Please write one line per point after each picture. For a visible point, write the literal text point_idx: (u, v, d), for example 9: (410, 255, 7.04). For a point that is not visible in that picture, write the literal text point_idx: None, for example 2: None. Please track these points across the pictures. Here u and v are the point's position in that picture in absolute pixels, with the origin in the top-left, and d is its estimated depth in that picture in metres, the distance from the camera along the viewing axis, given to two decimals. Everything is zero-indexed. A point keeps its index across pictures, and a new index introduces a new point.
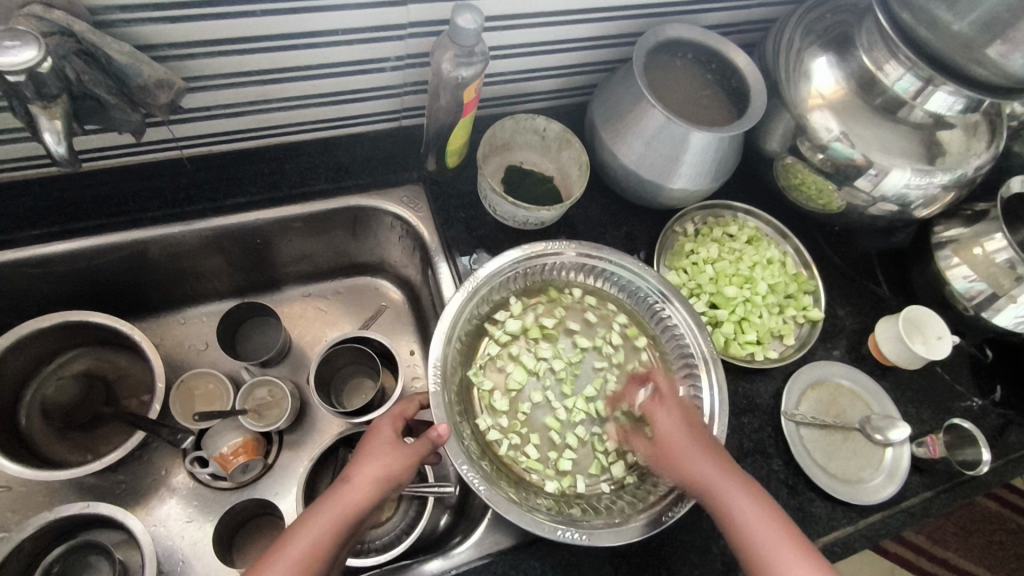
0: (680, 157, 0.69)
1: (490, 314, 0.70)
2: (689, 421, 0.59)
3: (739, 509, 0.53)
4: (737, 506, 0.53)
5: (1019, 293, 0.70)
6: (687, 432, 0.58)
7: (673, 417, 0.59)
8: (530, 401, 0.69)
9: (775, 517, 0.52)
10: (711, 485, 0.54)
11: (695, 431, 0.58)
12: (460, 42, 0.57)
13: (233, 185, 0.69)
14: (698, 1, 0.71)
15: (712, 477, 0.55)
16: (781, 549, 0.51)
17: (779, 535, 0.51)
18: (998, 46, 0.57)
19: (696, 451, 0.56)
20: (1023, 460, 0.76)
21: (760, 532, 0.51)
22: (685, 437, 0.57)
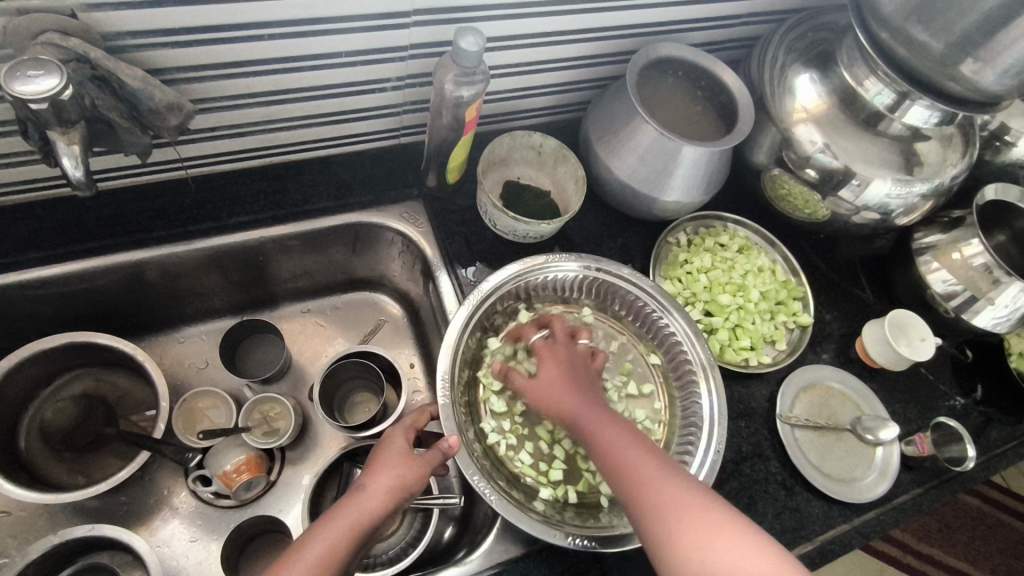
0: (673, 170, 0.71)
1: (496, 325, 0.71)
2: (565, 364, 0.64)
3: (599, 430, 0.57)
4: (598, 427, 0.57)
5: (996, 295, 0.74)
6: (557, 373, 0.63)
7: (551, 360, 0.64)
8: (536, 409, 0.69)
9: (636, 438, 0.56)
10: (576, 415, 0.59)
11: (568, 370, 0.63)
12: (462, 64, 0.59)
13: (237, 204, 0.70)
14: (686, 20, 0.74)
15: (578, 409, 0.59)
16: (645, 464, 0.54)
17: (635, 452, 0.55)
18: (971, 63, 0.60)
19: (565, 388, 0.61)
20: (1004, 455, 0.80)
21: (618, 445, 0.55)
22: (555, 376, 0.63)
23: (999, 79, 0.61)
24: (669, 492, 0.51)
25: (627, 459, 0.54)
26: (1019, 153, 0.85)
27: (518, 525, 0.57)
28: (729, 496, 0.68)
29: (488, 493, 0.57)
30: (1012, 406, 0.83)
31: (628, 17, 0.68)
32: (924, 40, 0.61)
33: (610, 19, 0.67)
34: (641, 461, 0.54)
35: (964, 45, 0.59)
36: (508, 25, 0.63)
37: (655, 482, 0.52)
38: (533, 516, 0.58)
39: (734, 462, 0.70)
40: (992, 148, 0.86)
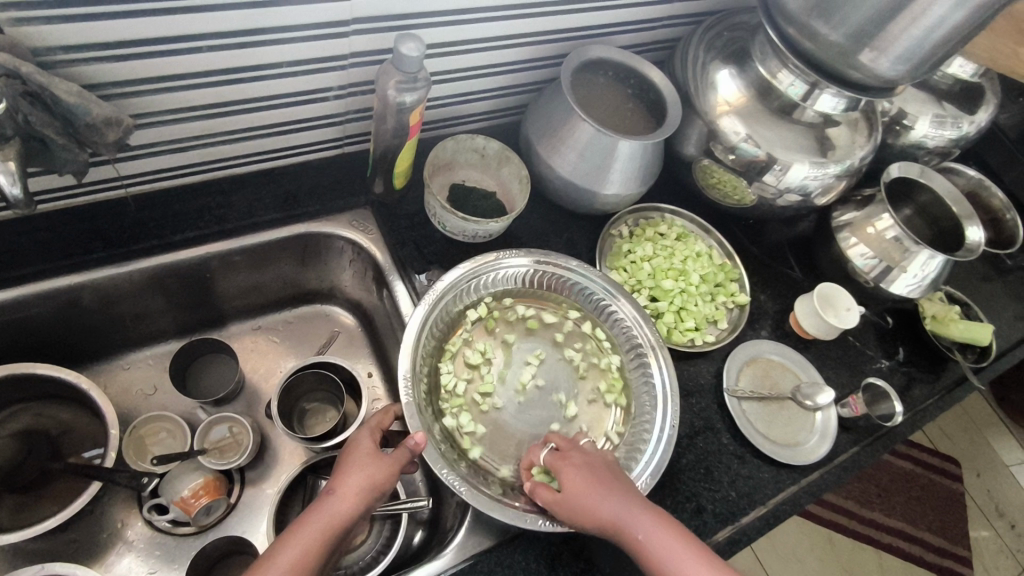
0: (612, 165, 0.75)
1: (455, 322, 0.71)
2: (594, 466, 0.59)
3: (654, 543, 0.54)
4: (652, 540, 0.54)
5: (908, 263, 0.81)
6: (590, 478, 0.58)
7: (576, 464, 0.59)
8: (501, 402, 0.70)
9: (691, 543, 0.54)
10: (625, 526, 0.55)
11: (600, 474, 0.58)
12: (404, 70, 0.61)
13: (179, 220, 0.68)
14: (613, 24, 0.78)
15: (627, 519, 0.55)
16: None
17: (698, 563, 0.52)
18: (868, 53, 0.66)
19: (606, 494, 0.56)
20: (927, 410, 0.87)
21: (680, 558, 0.52)
22: (589, 482, 0.57)
23: (894, 66, 0.67)
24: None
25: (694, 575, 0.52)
26: (916, 135, 0.94)
27: (489, 514, 0.59)
28: (687, 469, 0.71)
29: (457, 486, 0.58)
30: (930, 365, 0.90)
31: (558, 22, 0.72)
32: (827, 33, 0.67)
33: (542, 24, 0.71)
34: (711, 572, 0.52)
35: (861, 37, 0.66)
36: (445, 31, 0.65)
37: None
38: (504, 504, 0.60)
39: (689, 437, 0.73)
40: (893, 132, 0.95)
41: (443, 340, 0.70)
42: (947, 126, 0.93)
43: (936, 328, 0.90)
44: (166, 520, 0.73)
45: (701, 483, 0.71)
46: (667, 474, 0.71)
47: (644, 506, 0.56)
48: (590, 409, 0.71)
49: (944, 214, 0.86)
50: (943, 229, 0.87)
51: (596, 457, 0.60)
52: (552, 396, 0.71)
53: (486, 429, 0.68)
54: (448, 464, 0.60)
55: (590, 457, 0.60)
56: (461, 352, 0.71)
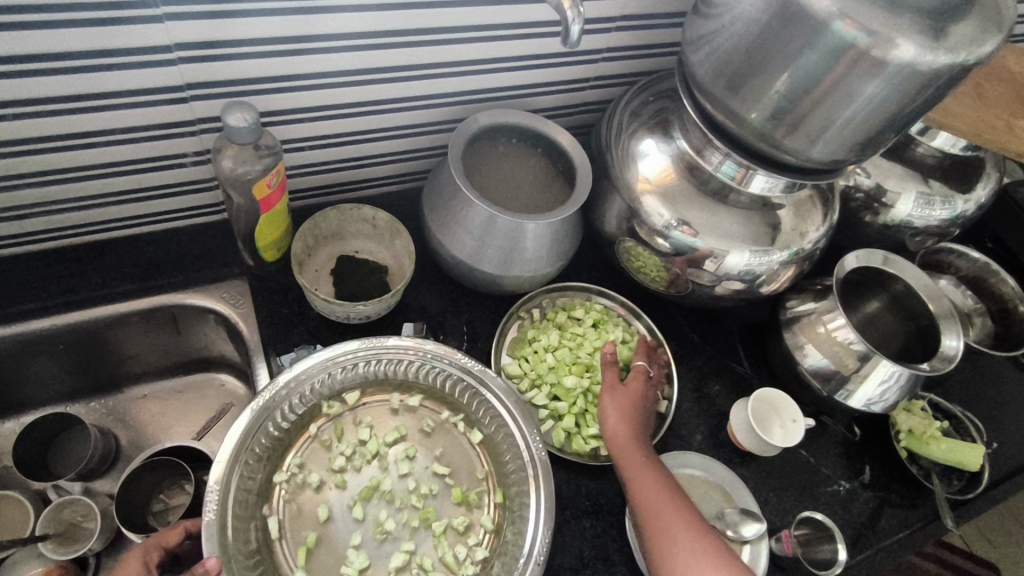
0: (506, 244, 0.66)
1: (305, 416, 0.63)
2: (629, 399, 0.64)
3: (640, 485, 0.57)
4: (647, 478, 0.58)
5: (866, 372, 0.68)
6: (624, 407, 0.63)
7: (626, 392, 0.64)
8: (345, 513, 0.61)
9: (672, 492, 0.57)
10: (629, 463, 0.59)
11: (638, 408, 0.63)
12: (239, 141, 0.54)
13: (21, 292, 0.64)
14: (521, 87, 0.69)
15: (630, 456, 0.59)
16: (672, 525, 0.54)
17: (671, 509, 0.55)
18: (791, 133, 0.56)
19: (632, 431, 0.61)
20: (895, 548, 0.72)
21: (654, 504, 0.56)
22: (617, 409, 0.63)
23: (823, 147, 0.56)
24: (699, 552, 0.52)
25: (653, 513, 0.55)
26: (898, 214, 0.81)
27: None
28: None
29: None
30: (904, 489, 0.75)
31: (444, 86, 0.64)
32: (740, 108, 0.57)
33: (423, 88, 0.63)
34: (667, 514, 0.55)
35: (780, 116, 0.55)
36: (301, 96, 0.59)
37: (677, 541, 0.53)
38: None
39: (574, 570, 0.62)
40: (870, 209, 0.82)
41: (287, 437, 0.62)
42: (934, 205, 0.80)
43: (912, 445, 0.75)
44: None
45: None
46: None
47: (644, 452, 0.60)
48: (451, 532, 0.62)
49: (919, 310, 0.73)
50: (920, 328, 0.73)
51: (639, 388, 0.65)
52: (405, 511, 0.62)
53: (319, 547, 0.60)
54: None
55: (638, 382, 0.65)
56: (308, 452, 0.63)
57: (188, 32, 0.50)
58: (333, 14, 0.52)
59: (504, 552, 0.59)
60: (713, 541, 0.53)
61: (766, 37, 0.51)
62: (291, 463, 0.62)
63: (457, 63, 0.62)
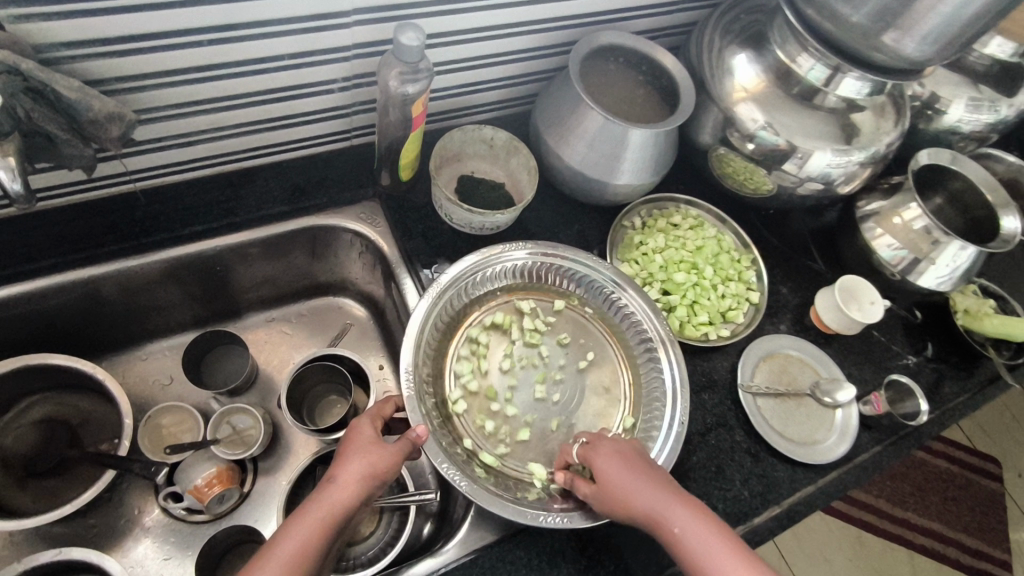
0: (620, 153, 0.73)
1: (458, 319, 0.71)
2: (630, 463, 0.57)
3: (691, 538, 0.52)
4: (688, 530, 0.52)
5: (937, 255, 0.77)
6: (621, 465, 0.57)
7: (605, 452, 0.58)
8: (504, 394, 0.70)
9: (733, 544, 0.51)
10: (664, 519, 0.53)
11: (632, 463, 0.57)
12: (405, 60, 0.60)
13: (189, 214, 0.69)
14: (625, 9, 0.75)
15: (659, 508, 0.54)
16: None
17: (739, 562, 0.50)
18: (893, 34, 0.63)
19: (636, 484, 0.55)
20: (957, 409, 0.83)
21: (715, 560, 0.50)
22: (625, 467, 0.57)
23: (920, 47, 0.64)
24: None
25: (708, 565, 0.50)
26: (950, 120, 0.89)
27: (488, 507, 0.58)
28: (696, 467, 0.69)
29: (456, 479, 0.58)
30: (962, 361, 0.86)
31: (564, 8, 0.70)
32: (848, 13, 0.64)
33: (548, 11, 0.69)
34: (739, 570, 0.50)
35: (883, 19, 0.62)
36: (446, 20, 0.64)
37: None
38: (505, 498, 0.59)
39: (701, 433, 0.72)
40: (924, 117, 0.91)
41: (447, 337, 0.70)
42: (983, 110, 0.88)
43: (970, 322, 0.85)
44: (181, 507, 0.74)
45: (710, 481, 0.69)
46: (678, 470, 0.69)
47: (680, 499, 0.54)
48: (595, 406, 0.71)
49: (977, 203, 0.82)
50: (977, 219, 0.82)
51: (629, 448, 0.59)
52: (554, 392, 0.71)
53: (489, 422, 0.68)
54: (448, 457, 0.60)
55: (624, 447, 0.59)
56: (464, 348, 0.71)
57: None
58: None
59: (645, 415, 0.69)
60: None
61: None
62: (452, 358, 0.70)
63: None
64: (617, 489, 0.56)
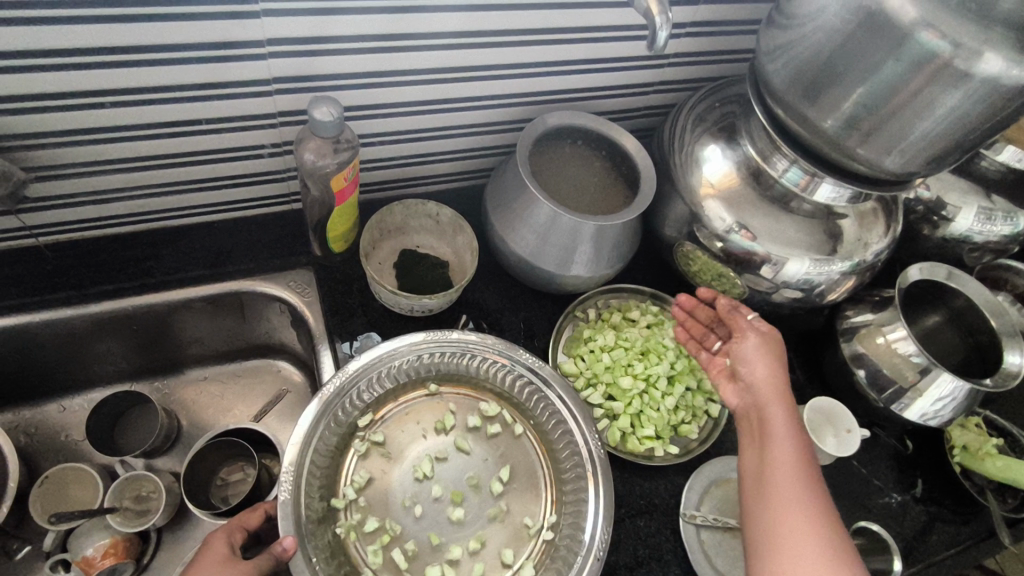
0: (568, 244, 0.67)
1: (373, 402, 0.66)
2: (772, 347, 0.61)
3: (766, 430, 0.56)
4: (776, 448, 0.55)
5: (925, 386, 0.68)
6: (772, 365, 0.60)
7: (749, 345, 0.61)
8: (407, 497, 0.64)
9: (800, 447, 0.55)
10: (768, 412, 0.57)
11: (778, 368, 0.60)
12: (321, 135, 0.56)
13: (102, 272, 0.67)
14: (587, 90, 0.70)
15: (773, 408, 0.57)
16: (803, 495, 0.51)
17: (799, 487, 0.52)
18: (867, 145, 0.57)
19: (768, 378, 0.59)
20: (946, 564, 0.71)
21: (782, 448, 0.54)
22: (764, 367, 0.60)
23: (898, 159, 0.57)
24: (801, 493, 0.51)
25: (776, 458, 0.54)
26: (958, 228, 0.80)
27: None
28: None
29: None
30: (956, 506, 0.74)
31: (515, 85, 0.65)
32: (816, 116, 0.58)
33: (495, 87, 0.65)
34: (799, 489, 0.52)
35: (857, 127, 0.56)
36: (379, 92, 0.61)
37: (791, 521, 0.50)
38: None
39: (629, 568, 0.63)
40: (929, 223, 0.82)
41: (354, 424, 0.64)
42: (996, 221, 0.79)
43: (966, 460, 0.74)
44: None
45: None
46: None
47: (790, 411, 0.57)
48: (505, 523, 0.63)
49: (980, 326, 0.72)
50: (980, 343, 0.72)
51: (778, 344, 0.62)
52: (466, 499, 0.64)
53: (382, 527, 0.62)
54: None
55: (771, 338, 0.62)
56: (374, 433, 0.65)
57: (280, 29, 0.52)
58: (417, 13, 0.54)
59: (561, 545, 0.61)
60: (823, 533, 0.49)
61: (845, 48, 0.52)
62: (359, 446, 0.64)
63: (528, 65, 0.63)
64: (760, 379, 0.59)
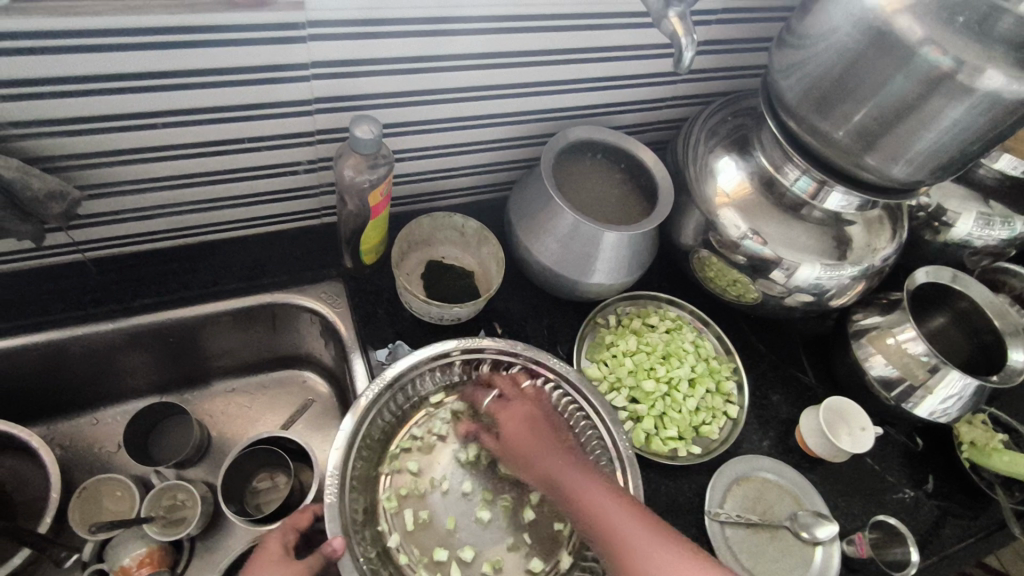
0: (591, 253, 0.70)
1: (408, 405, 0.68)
2: (524, 410, 0.65)
3: (571, 481, 0.60)
4: (579, 492, 0.59)
5: (934, 383, 0.71)
6: (526, 426, 0.64)
7: (517, 415, 0.65)
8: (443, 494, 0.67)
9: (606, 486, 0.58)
10: (556, 465, 0.61)
11: (538, 431, 0.64)
12: (361, 152, 0.59)
13: (142, 286, 0.69)
14: (605, 106, 0.74)
15: (551, 461, 0.62)
16: (621, 520, 0.56)
17: (617, 519, 0.56)
18: (875, 155, 0.60)
19: (538, 439, 0.63)
20: (958, 556, 0.74)
21: (583, 493, 0.58)
22: (512, 427, 0.65)
23: (905, 168, 0.61)
24: (609, 519, 0.56)
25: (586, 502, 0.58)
26: (958, 233, 0.84)
27: None
28: None
29: None
30: (966, 500, 0.77)
31: (538, 103, 0.69)
32: (827, 128, 0.61)
33: (520, 104, 0.68)
34: (612, 516, 0.56)
35: (866, 139, 0.60)
36: (412, 111, 0.64)
37: (624, 539, 0.55)
38: None
39: None
40: (930, 228, 0.85)
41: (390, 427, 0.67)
42: (994, 225, 0.83)
43: (973, 455, 0.77)
44: None
45: None
46: None
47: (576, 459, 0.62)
48: (538, 520, 0.67)
49: (984, 327, 0.75)
50: (985, 343, 0.75)
51: (538, 409, 0.66)
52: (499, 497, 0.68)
53: (422, 525, 0.65)
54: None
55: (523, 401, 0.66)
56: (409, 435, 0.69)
57: (325, 52, 0.55)
58: (451, 36, 0.57)
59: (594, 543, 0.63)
60: (698, 558, 0.53)
61: (855, 65, 0.56)
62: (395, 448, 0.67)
63: (552, 83, 0.67)
64: (517, 438, 0.64)
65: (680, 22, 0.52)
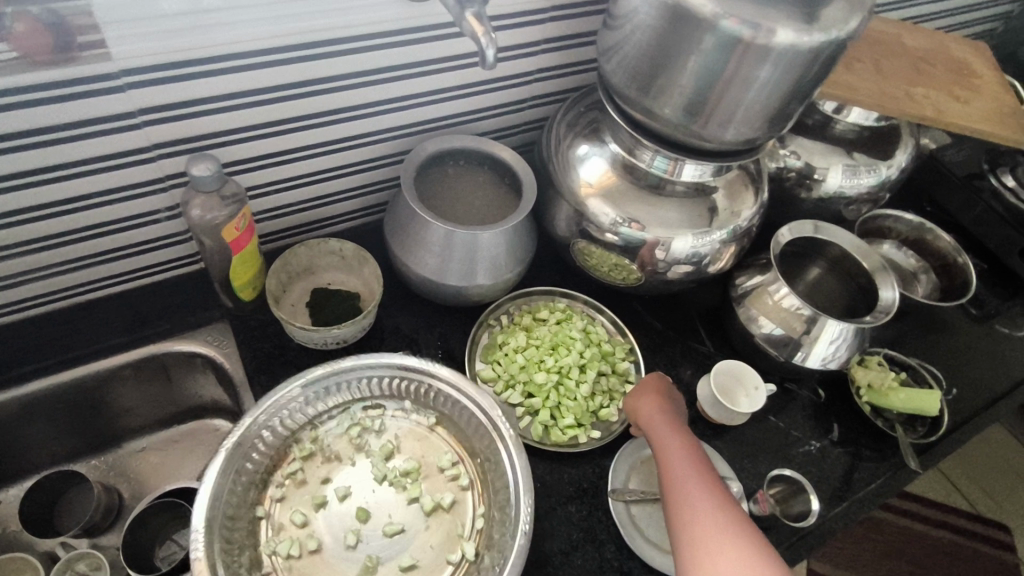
0: (462, 257, 0.71)
1: (332, 405, 0.69)
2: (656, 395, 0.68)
3: (680, 488, 0.56)
4: (692, 499, 0.55)
5: (815, 332, 0.73)
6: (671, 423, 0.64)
7: (663, 419, 0.64)
8: (332, 497, 0.66)
9: (716, 498, 0.55)
10: (673, 468, 0.58)
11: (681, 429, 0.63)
12: (204, 190, 0.59)
13: (19, 356, 0.70)
14: (460, 115, 0.76)
15: (675, 467, 0.58)
16: (708, 524, 0.53)
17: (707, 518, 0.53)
18: (705, 124, 0.62)
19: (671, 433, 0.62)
20: (870, 498, 0.75)
21: (694, 506, 0.54)
22: (663, 423, 0.64)
23: (735, 131, 0.63)
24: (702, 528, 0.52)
25: (691, 508, 0.54)
26: (830, 187, 0.87)
27: None
28: None
29: None
30: (874, 443, 0.79)
31: (387, 120, 0.70)
32: (655, 105, 0.63)
33: (369, 124, 0.70)
34: (711, 525, 0.53)
35: (692, 111, 0.62)
36: (258, 144, 0.65)
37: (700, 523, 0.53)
38: None
39: (564, 552, 0.65)
40: (804, 186, 0.88)
41: (297, 425, 0.68)
42: (862, 174, 0.86)
43: (874, 398, 0.79)
44: None
45: None
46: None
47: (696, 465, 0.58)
48: (435, 522, 0.66)
49: (857, 270, 0.78)
50: (861, 285, 0.78)
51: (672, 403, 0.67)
52: (392, 504, 0.67)
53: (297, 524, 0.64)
54: None
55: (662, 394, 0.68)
56: (322, 431, 0.69)
57: (146, 97, 0.55)
58: (272, 66, 0.58)
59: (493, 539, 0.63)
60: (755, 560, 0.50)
61: (660, 41, 0.59)
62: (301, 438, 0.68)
63: (395, 99, 0.69)
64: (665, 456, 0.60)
65: (477, 22, 0.53)
